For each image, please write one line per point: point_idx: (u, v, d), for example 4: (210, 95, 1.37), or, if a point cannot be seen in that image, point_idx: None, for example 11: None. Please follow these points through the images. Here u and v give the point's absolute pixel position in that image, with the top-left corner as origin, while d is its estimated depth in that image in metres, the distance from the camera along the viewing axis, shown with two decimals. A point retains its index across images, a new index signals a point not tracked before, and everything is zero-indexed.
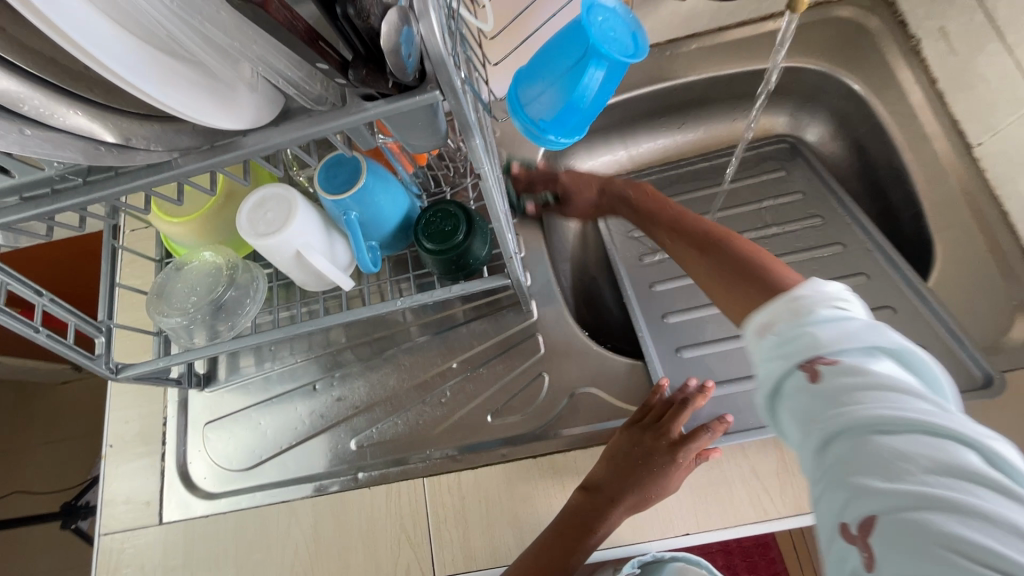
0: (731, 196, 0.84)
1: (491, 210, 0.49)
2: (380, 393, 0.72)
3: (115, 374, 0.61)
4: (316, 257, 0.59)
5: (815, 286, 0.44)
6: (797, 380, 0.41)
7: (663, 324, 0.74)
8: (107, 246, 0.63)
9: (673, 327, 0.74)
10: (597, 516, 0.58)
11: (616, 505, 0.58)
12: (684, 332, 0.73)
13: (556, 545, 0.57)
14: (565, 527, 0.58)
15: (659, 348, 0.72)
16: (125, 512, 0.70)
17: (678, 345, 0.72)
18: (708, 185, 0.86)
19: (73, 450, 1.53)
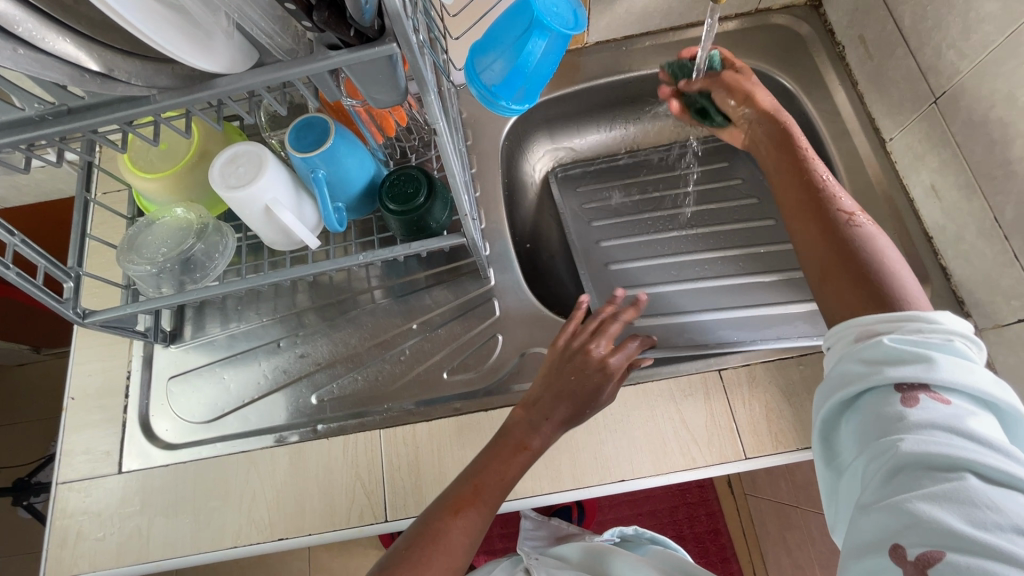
0: (672, 181, 0.92)
1: (449, 170, 0.54)
2: (343, 351, 0.77)
3: (82, 319, 0.63)
4: (284, 212, 0.62)
5: (944, 316, 0.43)
6: (891, 405, 0.40)
7: (608, 274, 0.86)
8: (78, 197, 0.65)
9: (620, 279, 0.85)
10: (533, 433, 0.62)
11: (544, 429, 0.62)
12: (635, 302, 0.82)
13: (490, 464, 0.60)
14: (502, 449, 0.61)
15: None
16: (83, 461, 0.72)
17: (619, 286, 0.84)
18: (653, 167, 0.94)
19: (27, 430, 1.50)
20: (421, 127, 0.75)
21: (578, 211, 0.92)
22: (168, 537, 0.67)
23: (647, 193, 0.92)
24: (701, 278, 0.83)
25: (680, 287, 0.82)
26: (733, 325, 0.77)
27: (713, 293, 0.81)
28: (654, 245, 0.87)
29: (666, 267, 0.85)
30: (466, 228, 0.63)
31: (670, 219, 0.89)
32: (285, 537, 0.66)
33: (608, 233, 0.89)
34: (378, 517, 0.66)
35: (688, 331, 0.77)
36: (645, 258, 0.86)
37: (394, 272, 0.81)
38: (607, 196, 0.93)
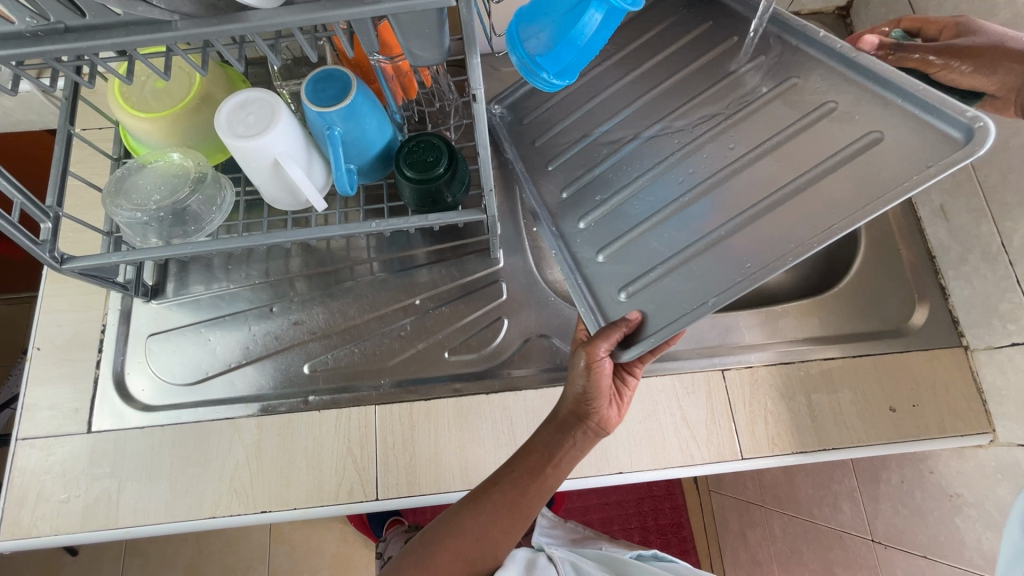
0: (644, 76, 0.71)
1: (480, 139, 0.51)
2: (339, 321, 0.73)
3: (60, 264, 0.57)
4: (292, 167, 0.58)
5: None
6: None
7: (578, 235, 0.65)
8: (61, 130, 0.58)
9: (588, 238, 0.64)
10: (546, 461, 0.58)
11: (556, 457, 0.58)
12: (603, 228, 0.64)
13: (501, 488, 0.57)
14: (518, 478, 0.58)
15: (574, 259, 0.63)
16: (47, 418, 0.67)
17: (595, 248, 0.63)
18: (614, 74, 0.73)
19: None
20: (444, 94, 0.72)
21: (528, 156, 0.72)
22: (139, 502, 0.63)
23: (613, 115, 0.70)
24: (683, 211, 0.60)
25: (658, 231, 0.60)
26: (729, 266, 0.54)
27: (700, 227, 0.58)
28: (623, 180, 0.66)
29: (634, 208, 0.63)
30: (486, 205, 0.61)
31: (641, 138, 0.67)
32: (268, 509, 0.63)
33: (566, 177, 0.69)
34: (368, 495, 0.64)
35: (677, 287, 0.56)
36: (615, 198, 0.65)
37: (394, 244, 0.77)
38: (560, 130, 0.72)
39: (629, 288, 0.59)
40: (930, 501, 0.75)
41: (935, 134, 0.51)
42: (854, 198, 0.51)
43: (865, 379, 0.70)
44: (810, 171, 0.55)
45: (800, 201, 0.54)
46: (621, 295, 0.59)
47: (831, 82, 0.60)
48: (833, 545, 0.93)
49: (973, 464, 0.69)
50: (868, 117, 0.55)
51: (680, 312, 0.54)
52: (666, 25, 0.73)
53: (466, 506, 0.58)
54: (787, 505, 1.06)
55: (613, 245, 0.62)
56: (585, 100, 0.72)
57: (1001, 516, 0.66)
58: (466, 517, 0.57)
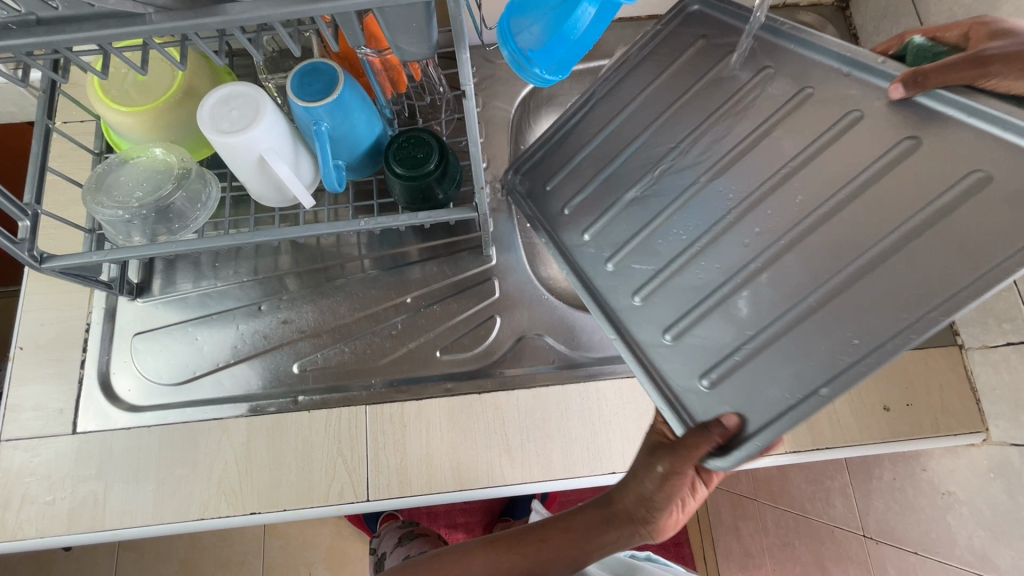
0: (680, 113, 0.62)
1: (470, 136, 0.50)
2: (329, 320, 0.72)
3: (40, 263, 0.55)
4: (278, 165, 0.57)
5: None
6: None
7: (635, 316, 0.55)
8: (39, 125, 0.56)
9: (646, 315, 0.55)
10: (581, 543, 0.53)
11: (593, 546, 0.53)
12: (664, 305, 0.54)
13: (527, 548, 0.55)
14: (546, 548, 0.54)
15: (635, 348, 0.54)
16: (31, 419, 0.65)
17: (664, 326, 0.54)
18: (643, 116, 0.64)
19: None
20: (434, 87, 0.70)
21: (555, 229, 0.62)
22: (127, 504, 0.62)
23: (653, 164, 0.61)
24: (758, 282, 0.51)
25: (733, 306, 0.51)
26: (835, 343, 0.46)
27: (785, 299, 0.50)
28: (677, 244, 0.56)
29: (696, 279, 0.54)
30: (478, 202, 0.59)
31: (693, 187, 0.58)
32: (257, 511, 0.63)
33: (609, 243, 0.60)
34: (359, 496, 0.63)
35: (775, 377, 0.47)
36: (673, 264, 0.56)
37: (385, 241, 0.76)
38: (587, 191, 0.63)
39: (711, 374, 0.50)
40: (921, 498, 0.75)
41: None
42: (959, 259, 0.44)
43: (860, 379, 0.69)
44: (910, 227, 0.47)
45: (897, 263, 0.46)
46: (703, 383, 0.50)
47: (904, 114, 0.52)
48: (825, 540, 0.94)
49: (965, 462, 0.69)
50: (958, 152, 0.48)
51: (783, 403, 0.46)
52: (690, 53, 0.65)
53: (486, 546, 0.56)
54: (780, 500, 1.06)
55: (681, 328, 0.53)
56: (615, 149, 0.64)
57: (992, 514, 0.66)
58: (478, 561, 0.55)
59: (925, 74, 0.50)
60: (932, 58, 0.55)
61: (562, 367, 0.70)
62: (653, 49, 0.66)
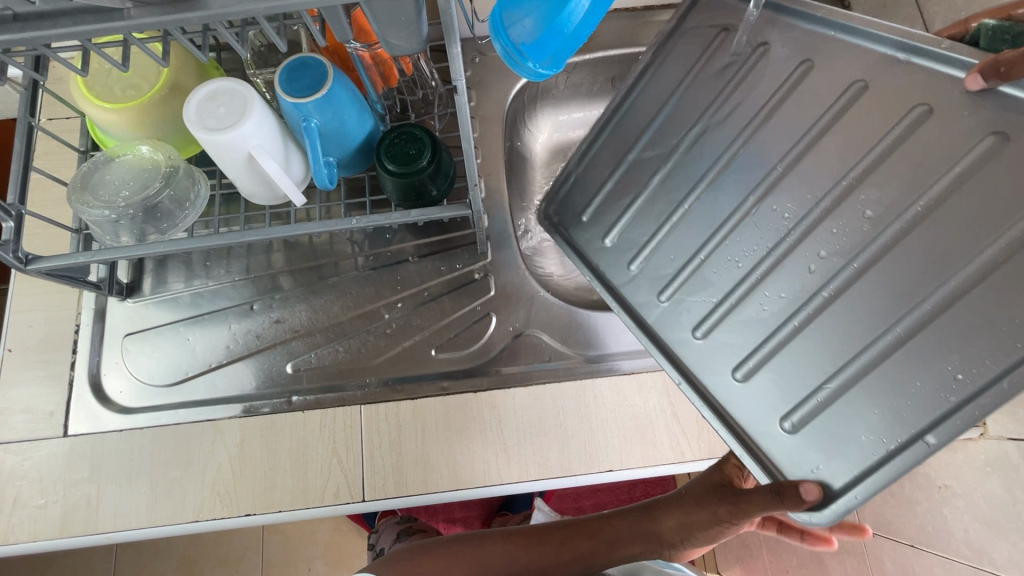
0: (716, 121, 0.58)
1: (463, 133, 0.48)
2: (323, 319, 0.71)
3: (25, 265, 0.54)
4: (268, 163, 0.55)
5: None
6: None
7: (699, 355, 0.56)
8: (21, 122, 0.55)
9: (714, 353, 0.55)
10: (596, 544, 0.62)
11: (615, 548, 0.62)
12: (728, 344, 0.54)
13: (548, 547, 0.62)
14: (564, 543, 0.62)
15: (701, 389, 0.55)
16: (21, 422, 0.65)
17: (733, 368, 0.53)
18: (682, 126, 0.61)
19: None
20: (426, 81, 0.70)
21: (607, 266, 0.62)
22: (119, 506, 0.62)
23: (699, 182, 0.58)
24: (826, 314, 0.49)
25: (805, 342, 0.50)
26: (932, 378, 0.43)
27: (861, 331, 0.47)
28: (734, 274, 0.55)
29: (761, 312, 0.53)
30: (472, 199, 0.58)
31: (744, 210, 0.55)
32: (252, 513, 0.62)
33: (660, 277, 0.59)
34: (355, 497, 0.63)
35: (857, 419, 0.46)
36: (733, 297, 0.54)
37: (379, 238, 0.75)
38: (635, 220, 0.62)
39: (792, 416, 0.50)
40: (919, 491, 0.75)
41: None
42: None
43: None
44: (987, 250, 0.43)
45: (982, 292, 0.43)
46: (786, 426, 0.50)
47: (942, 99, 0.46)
48: None
49: (963, 456, 0.70)
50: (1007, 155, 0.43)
51: (870, 450, 0.45)
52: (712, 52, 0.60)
53: (508, 539, 0.62)
54: None
55: (751, 369, 0.52)
56: (653, 172, 0.61)
57: (989, 508, 0.66)
58: (497, 543, 0.61)
59: (1009, 62, 0.41)
60: (1011, 41, 0.48)
61: (558, 364, 0.69)
62: (665, 61, 0.63)
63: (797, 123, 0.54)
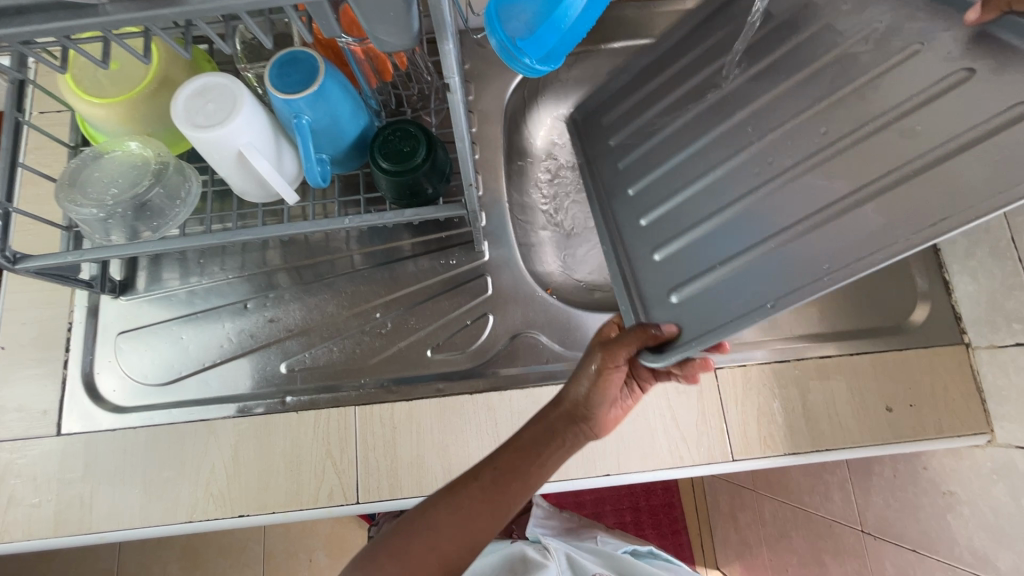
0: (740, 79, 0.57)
1: (456, 129, 0.47)
2: (317, 317, 0.70)
3: (13, 264, 0.53)
4: (259, 160, 0.54)
5: None
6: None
7: (637, 229, 0.58)
8: (8, 118, 0.54)
9: (649, 232, 0.57)
10: (530, 459, 0.55)
11: (542, 457, 0.55)
12: (666, 225, 0.56)
13: (484, 484, 0.53)
14: (499, 474, 0.54)
15: (633, 251, 0.58)
16: (15, 420, 0.64)
17: (670, 286, 0.53)
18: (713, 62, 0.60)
19: None
20: (422, 75, 0.68)
21: (597, 163, 0.66)
22: (113, 506, 0.62)
23: (707, 103, 0.58)
24: (758, 200, 0.50)
25: (727, 225, 0.51)
26: (806, 262, 0.44)
27: (777, 219, 0.48)
28: (699, 170, 0.56)
29: (704, 203, 0.54)
30: (467, 198, 0.57)
31: (737, 158, 0.53)
32: (246, 513, 0.62)
33: (649, 202, 0.59)
34: (349, 499, 0.62)
35: (735, 293, 0.47)
36: (684, 192, 0.56)
37: (377, 236, 0.73)
38: (639, 135, 0.63)
39: (680, 290, 0.52)
40: (922, 496, 0.73)
41: None
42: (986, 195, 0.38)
43: (862, 377, 0.68)
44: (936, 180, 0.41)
45: (878, 205, 0.42)
46: (673, 296, 0.52)
47: (948, 93, 0.45)
48: (822, 533, 0.92)
49: (968, 463, 0.68)
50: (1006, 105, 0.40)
51: (724, 319, 0.47)
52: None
53: (444, 497, 0.53)
54: (777, 491, 1.04)
55: (691, 282, 0.51)
56: (661, 102, 0.62)
57: (995, 517, 0.65)
58: (441, 509, 0.53)
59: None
60: None
61: (556, 366, 0.68)
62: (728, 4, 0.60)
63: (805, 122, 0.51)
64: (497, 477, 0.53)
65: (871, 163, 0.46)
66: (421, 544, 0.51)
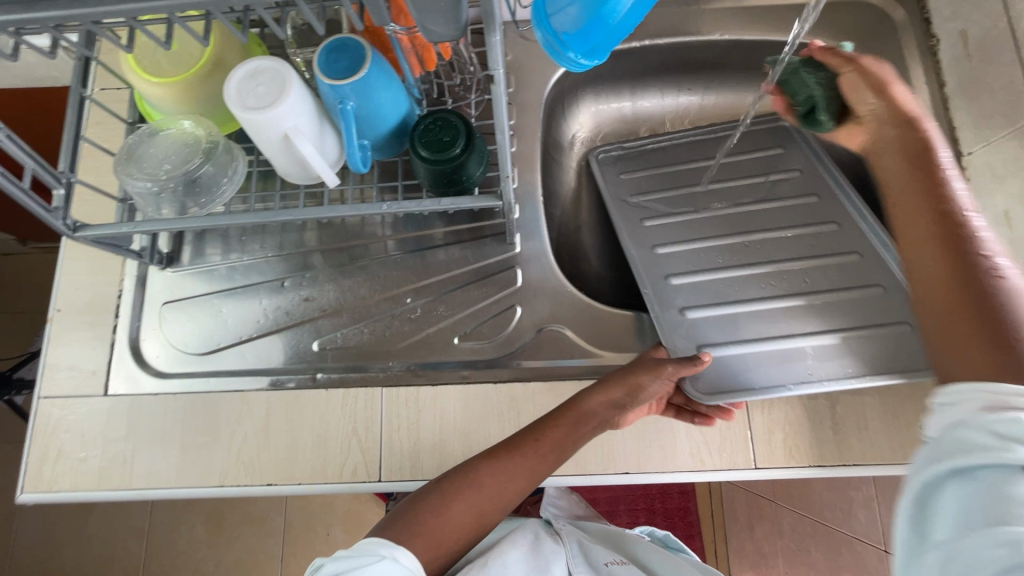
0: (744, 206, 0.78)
1: (497, 121, 0.47)
2: (350, 300, 0.72)
3: (73, 232, 0.57)
4: (304, 143, 0.56)
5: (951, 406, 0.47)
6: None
7: (665, 288, 0.72)
8: (74, 95, 0.57)
9: (677, 293, 0.71)
10: (570, 435, 0.58)
11: (580, 432, 0.59)
12: (689, 294, 0.71)
13: (525, 453, 0.57)
14: (542, 447, 0.57)
15: (661, 307, 0.70)
16: (67, 378, 0.68)
17: (700, 342, 0.68)
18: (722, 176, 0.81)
19: (22, 326, 1.54)
20: (465, 66, 0.69)
21: (625, 211, 0.79)
22: (153, 466, 0.65)
23: (721, 210, 0.78)
24: (758, 303, 0.69)
25: (741, 312, 0.69)
26: (789, 367, 0.64)
27: (766, 322, 0.68)
28: (716, 262, 0.73)
29: (725, 288, 0.71)
30: (503, 190, 0.57)
31: (745, 267, 0.72)
32: (274, 483, 0.64)
33: (675, 266, 0.74)
34: (372, 476, 0.64)
35: (748, 366, 0.65)
36: (707, 274, 0.72)
37: (410, 223, 0.75)
38: (667, 201, 0.80)
39: (704, 348, 0.67)
40: None
41: None
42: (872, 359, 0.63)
43: (897, 393, 0.66)
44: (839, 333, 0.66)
45: (820, 339, 0.65)
46: (698, 349, 0.67)
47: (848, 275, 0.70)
48: (843, 550, 0.90)
49: None
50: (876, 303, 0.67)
51: (740, 384, 0.64)
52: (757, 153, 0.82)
53: (486, 461, 0.56)
54: (798, 503, 1.02)
55: (716, 349, 0.67)
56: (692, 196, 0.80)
57: None
58: (485, 473, 0.55)
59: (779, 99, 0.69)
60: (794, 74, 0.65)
61: (580, 362, 0.68)
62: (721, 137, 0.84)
63: (777, 250, 0.73)
64: (540, 446, 0.57)
65: (827, 310, 0.67)
66: (461, 504, 0.54)
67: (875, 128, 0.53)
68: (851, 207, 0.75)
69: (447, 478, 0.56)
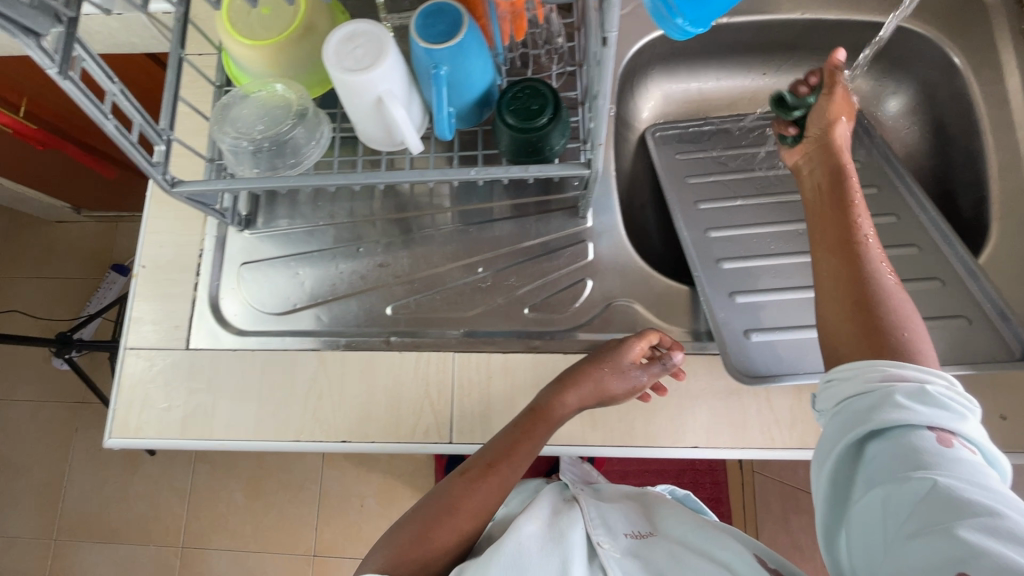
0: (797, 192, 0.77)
1: (601, 85, 0.47)
2: (422, 267, 0.74)
3: (171, 187, 0.59)
4: (396, 107, 0.57)
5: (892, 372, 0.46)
6: (920, 438, 0.42)
7: (719, 271, 0.71)
8: (174, 54, 0.58)
9: (730, 277, 0.70)
10: (541, 437, 0.60)
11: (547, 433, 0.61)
12: (743, 278, 0.70)
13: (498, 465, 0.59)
14: (512, 456, 0.59)
15: (715, 289, 0.69)
16: (151, 332, 0.71)
17: (745, 328, 0.67)
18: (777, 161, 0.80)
19: (78, 290, 1.59)
20: (552, 37, 0.70)
21: (679, 191, 0.78)
22: (233, 418, 0.67)
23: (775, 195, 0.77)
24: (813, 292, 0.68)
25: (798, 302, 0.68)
26: None
27: None
28: (768, 247, 0.73)
29: (779, 275, 0.70)
30: (589, 158, 0.57)
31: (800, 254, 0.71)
32: (349, 440, 0.66)
33: (728, 250, 0.73)
34: (444, 437, 0.66)
35: (803, 355, 0.65)
36: (762, 259, 0.72)
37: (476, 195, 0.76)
38: (719, 184, 0.79)
39: (755, 333, 0.66)
40: None
41: (1010, 339, 0.64)
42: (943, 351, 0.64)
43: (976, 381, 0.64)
44: None
45: None
46: (748, 335, 0.66)
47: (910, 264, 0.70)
48: None
49: None
50: (937, 294, 0.67)
51: (790, 371, 0.64)
52: None
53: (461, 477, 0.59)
54: None
55: (768, 333, 0.66)
56: (743, 183, 0.79)
57: None
58: (464, 493, 0.58)
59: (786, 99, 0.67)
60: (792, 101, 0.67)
61: None
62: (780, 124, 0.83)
63: None
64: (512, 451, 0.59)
65: None
66: (445, 526, 0.56)
67: (806, 176, 0.64)
68: (914, 205, 0.75)
69: (433, 504, 0.58)
